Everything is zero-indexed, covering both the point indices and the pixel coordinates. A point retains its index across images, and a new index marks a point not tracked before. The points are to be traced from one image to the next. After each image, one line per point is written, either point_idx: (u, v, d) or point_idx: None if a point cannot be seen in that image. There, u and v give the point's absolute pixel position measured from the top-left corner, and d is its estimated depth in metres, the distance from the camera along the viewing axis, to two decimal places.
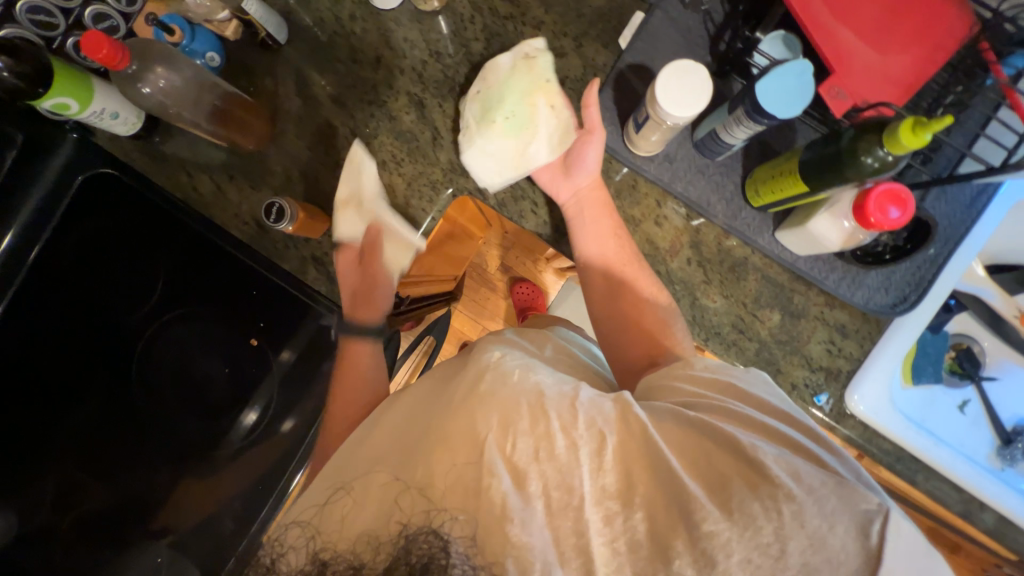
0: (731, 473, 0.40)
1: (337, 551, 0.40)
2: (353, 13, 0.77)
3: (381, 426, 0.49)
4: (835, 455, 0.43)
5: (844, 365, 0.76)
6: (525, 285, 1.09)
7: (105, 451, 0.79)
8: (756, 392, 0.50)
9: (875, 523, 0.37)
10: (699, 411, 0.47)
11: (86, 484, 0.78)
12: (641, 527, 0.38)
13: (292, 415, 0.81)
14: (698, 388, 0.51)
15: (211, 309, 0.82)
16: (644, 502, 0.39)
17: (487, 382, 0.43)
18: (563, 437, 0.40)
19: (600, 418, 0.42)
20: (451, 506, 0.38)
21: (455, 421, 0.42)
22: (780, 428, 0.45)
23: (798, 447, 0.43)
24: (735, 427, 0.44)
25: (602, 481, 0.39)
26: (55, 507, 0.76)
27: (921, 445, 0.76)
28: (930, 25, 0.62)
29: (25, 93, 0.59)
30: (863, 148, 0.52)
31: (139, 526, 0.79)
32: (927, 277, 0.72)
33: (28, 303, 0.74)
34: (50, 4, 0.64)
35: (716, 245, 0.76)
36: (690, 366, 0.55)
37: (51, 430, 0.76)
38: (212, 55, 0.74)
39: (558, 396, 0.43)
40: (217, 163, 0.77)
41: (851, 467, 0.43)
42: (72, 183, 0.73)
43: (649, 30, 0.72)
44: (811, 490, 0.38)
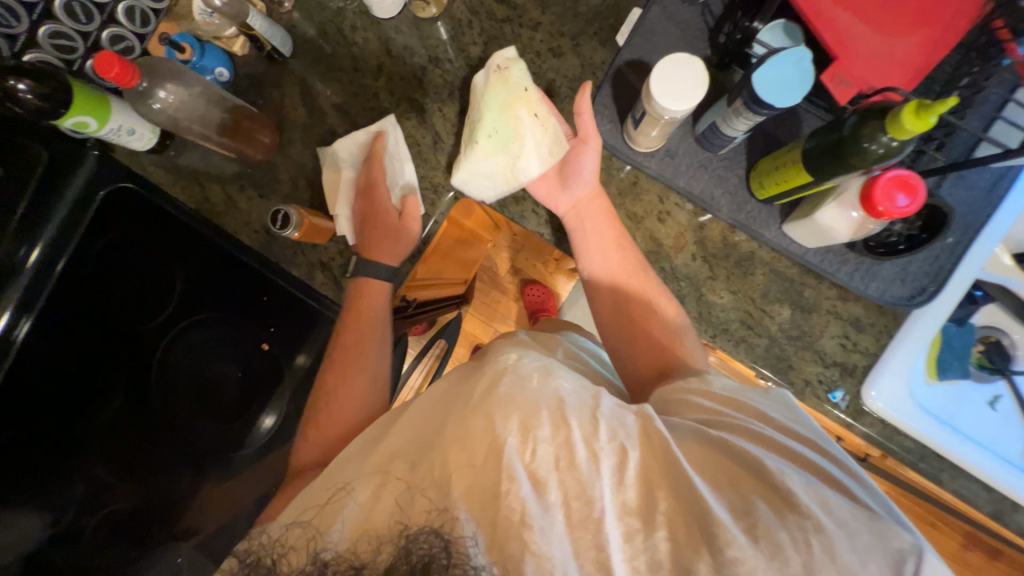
0: (757, 500, 0.39)
1: (337, 552, 0.40)
2: (354, 23, 0.79)
3: (395, 428, 0.49)
4: (862, 487, 0.43)
5: (859, 360, 0.73)
6: (537, 288, 1.08)
7: (129, 453, 0.83)
8: (778, 412, 0.50)
9: (910, 564, 0.35)
10: (720, 430, 0.46)
11: (113, 486, 0.81)
12: (663, 546, 0.37)
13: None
14: (717, 404, 0.51)
15: (226, 317, 0.88)
16: (667, 520, 0.38)
17: (506, 383, 0.43)
18: (584, 446, 0.40)
19: (621, 430, 0.42)
20: (466, 510, 0.38)
21: (472, 422, 0.41)
22: (807, 456, 0.44)
23: (823, 475, 0.42)
24: (759, 449, 0.44)
25: (623, 497, 0.39)
26: (86, 507, 0.79)
27: (949, 444, 0.71)
28: (938, 4, 0.60)
29: (48, 113, 0.62)
30: (866, 135, 0.51)
31: (165, 525, 0.84)
32: (946, 266, 0.69)
33: (54, 320, 0.72)
34: (70, 29, 0.68)
35: (721, 239, 0.74)
36: (707, 382, 0.55)
37: (76, 439, 0.77)
38: (221, 71, 0.77)
39: (579, 406, 0.42)
40: (229, 174, 0.80)
41: (882, 502, 0.42)
42: (95, 197, 0.73)
43: (646, 25, 0.71)
44: (843, 525, 0.37)
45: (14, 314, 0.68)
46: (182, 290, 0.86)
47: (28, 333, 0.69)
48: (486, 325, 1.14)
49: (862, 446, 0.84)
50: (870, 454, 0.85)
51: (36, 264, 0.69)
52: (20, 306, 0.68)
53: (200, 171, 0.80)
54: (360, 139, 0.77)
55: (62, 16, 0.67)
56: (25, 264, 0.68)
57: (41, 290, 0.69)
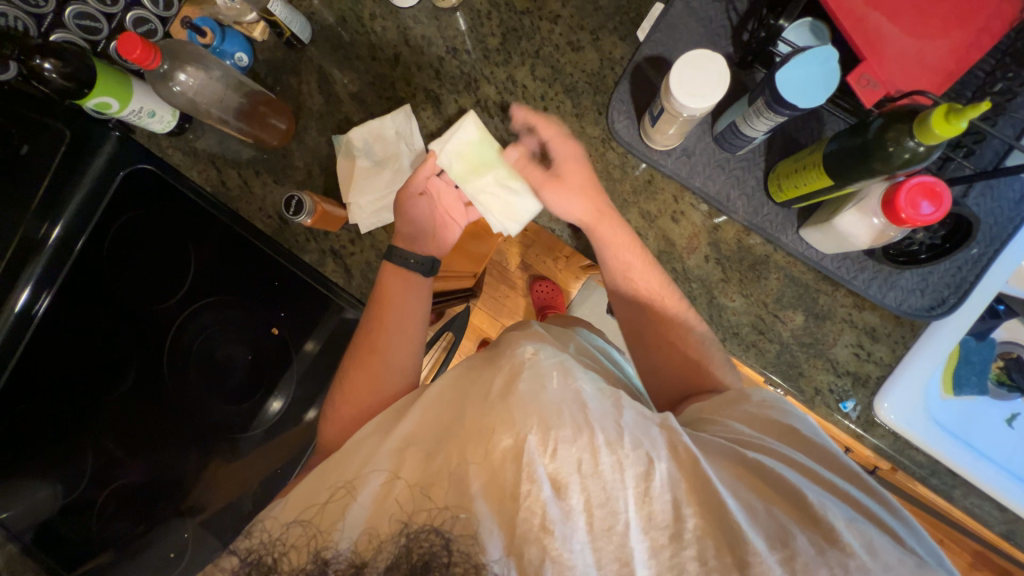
0: (795, 530, 0.38)
1: (337, 551, 0.39)
2: (372, 12, 0.79)
3: (405, 420, 0.49)
4: (900, 522, 0.42)
5: (873, 371, 0.72)
6: (546, 286, 1.07)
7: (139, 430, 0.84)
8: (811, 434, 0.49)
9: None
10: (756, 452, 0.45)
11: (123, 461, 0.83)
12: (692, 565, 0.37)
13: (315, 405, 0.84)
14: (753, 429, 0.50)
15: (236, 300, 0.85)
16: (695, 538, 0.38)
17: (525, 381, 0.44)
18: (609, 454, 0.39)
19: (648, 440, 0.42)
20: (483, 508, 0.38)
21: (491, 416, 0.42)
22: (847, 488, 0.43)
23: (859, 506, 0.42)
24: (795, 474, 0.43)
25: (648, 509, 0.38)
26: (98, 480, 0.82)
27: (961, 459, 0.70)
28: (973, 6, 0.58)
29: (72, 93, 0.64)
30: (892, 138, 0.49)
31: (172, 503, 0.84)
32: (969, 278, 0.67)
33: (71, 296, 0.77)
34: (96, 10, 0.70)
35: (736, 242, 0.73)
36: (744, 402, 0.54)
37: (94, 410, 0.81)
38: (241, 56, 0.77)
39: (602, 411, 0.43)
40: (245, 159, 0.81)
41: (921, 540, 0.41)
42: (113, 179, 0.77)
43: (668, 21, 0.70)
44: (888, 568, 0.36)
45: (34, 291, 0.73)
46: (196, 274, 0.84)
47: (47, 309, 0.74)
48: (495, 321, 1.13)
49: (872, 457, 0.83)
50: (880, 467, 0.84)
51: (56, 242, 0.73)
52: (41, 281, 0.73)
53: (218, 156, 0.82)
54: (376, 129, 0.77)
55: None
56: (47, 242, 0.73)
57: (61, 268, 0.75)
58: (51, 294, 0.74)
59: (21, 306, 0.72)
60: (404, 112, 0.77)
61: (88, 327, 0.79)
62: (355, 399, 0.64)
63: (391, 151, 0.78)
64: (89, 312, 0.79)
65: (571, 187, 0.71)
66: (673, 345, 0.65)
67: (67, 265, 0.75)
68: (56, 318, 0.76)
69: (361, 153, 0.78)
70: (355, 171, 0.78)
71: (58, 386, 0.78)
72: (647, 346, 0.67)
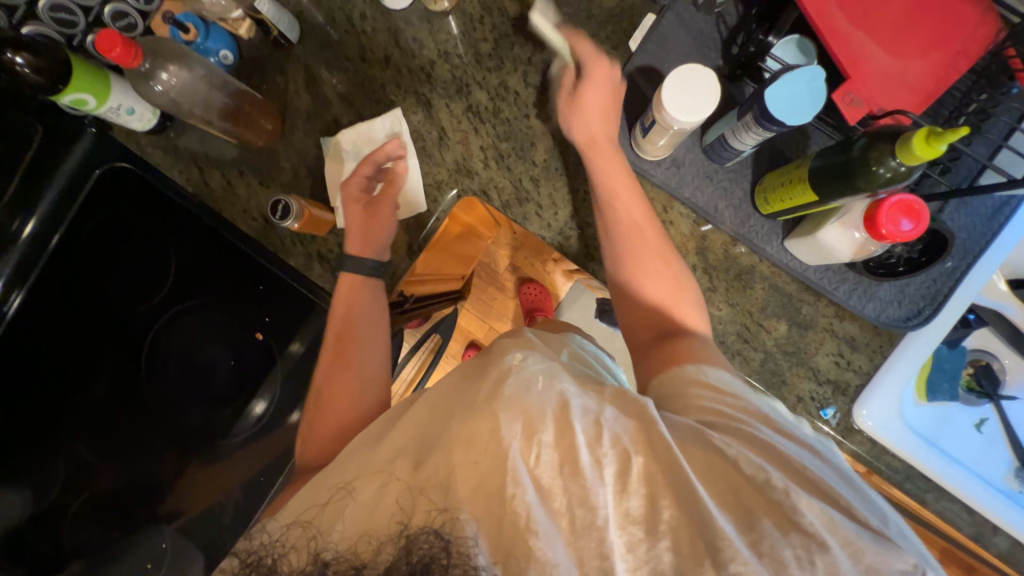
0: (762, 515, 0.39)
1: (338, 552, 0.40)
2: (363, 12, 0.77)
3: (397, 428, 0.48)
4: (855, 492, 0.42)
5: (853, 379, 0.74)
6: (531, 288, 1.03)
7: (114, 432, 0.81)
8: (771, 412, 0.49)
9: None
10: (723, 435, 0.45)
11: (94, 466, 0.79)
12: (666, 557, 0.37)
13: (299, 407, 0.81)
14: (724, 407, 0.48)
15: (218, 303, 0.83)
16: (670, 530, 0.38)
17: (511, 385, 0.43)
18: (588, 453, 0.40)
19: (625, 437, 0.41)
20: (469, 510, 0.39)
21: (475, 423, 0.41)
22: (811, 467, 0.43)
23: (819, 487, 0.41)
24: (763, 458, 0.42)
25: (626, 505, 0.39)
26: (69, 485, 0.78)
27: (932, 464, 0.73)
28: (950, 29, 0.60)
29: (47, 89, 0.61)
30: (875, 158, 0.51)
31: (147, 510, 0.81)
32: (943, 290, 0.70)
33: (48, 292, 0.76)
34: (72, 3, 0.67)
35: (723, 252, 0.74)
36: (699, 374, 0.53)
37: (64, 410, 0.78)
38: (225, 54, 0.75)
39: (584, 407, 0.42)
40: (229, 158, 0.79)
41: (869, 507, 0.42)
42: (89, 176, 0.76)
43: (660, 32, 0.71)
44: (847, 544, 0.37)
45: (5, 288, 0.74)
46: (176, 274, 0.82)
47: (16, 307, 0.75)
48: (483, 323, 1.09)
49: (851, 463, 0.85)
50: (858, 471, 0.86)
51: (29, 237, 0.75)
52: (12, 279, 0.74)
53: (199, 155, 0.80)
54: (364, 133, 0.76)
55: None
56: (20, 238, 0.74)
57: (35, 263, 0.75)
58: (22, 291, 0.75)
59: None
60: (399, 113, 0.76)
61: (72, 325, 0.78)
62: (341, 404, 0.62)
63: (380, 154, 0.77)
64: (61, 316, 0.77)
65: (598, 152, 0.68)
66: (648, 302, 0.65)
67: (41, 261, 0.76)
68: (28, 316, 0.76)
69: (352, 153, 0.76)
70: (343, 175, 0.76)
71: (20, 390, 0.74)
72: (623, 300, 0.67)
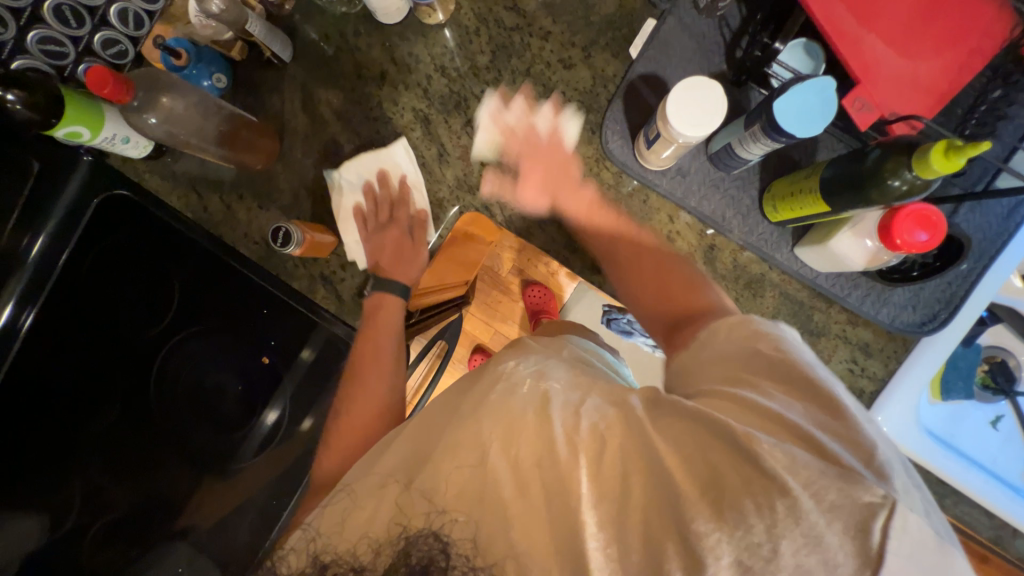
0: (724, 468, 0.34)
1: (338, 553, 0.41)
2: (357, 28, 0.76)
3: (394, 442, 0.48)
4: (842, 429, 0.35)
5: (867, 385, 0.73)
6: (538, 287, 0.82)
7: (131, 453, 0.80)
8: (787, 354, 0.41)
9: (879, 519, 0.30)
10: (700, 398, 0.40)
11: (106, 488, 0.79)
12: (633, 522, 0.35)
13: (309, 415, 0.80)
14: (720, 361, 0.44)
15: (220, 328, 0.82)
16: (638, 505, 0.35)
17: (496, 392, 0.43)
18: (562, 435, 0.38)
19: (601, 423, 0.39)
20: (451, 508, 0.39)
21: (463, 431, 0.41)
22: (794, 412, 0.36)
23: (797, 431, 0.35)
24: (735, 410, 0.37)
25: (595, 483, 0.37)
26: (88, 509, 0.77)
27: (949, 468, 0.72)
28: (963, 26, 0.58)
29: (39, 124, 0.60)
30: (891, 169, 0.49)
31: (162, 525, 0.80)
32: (959, 292, 0.68)
33: (51, 317, 0.74)
34: (61, 34, 0.63)
35: (732, 260, 0.73)
36: (714, 335, 0.47)
37: (76, 437, 0.77)
38: (219, 76, 0.73)
39: (563, 403, 0.41)
40: (227, 182, 0.79)
41: (857, 443, 0.34)
42: (88, 206, 0.75)
43: (661, 39, 0.69)
44: (809, 484, 0.32)
45: (17, 305, 0.72)
46: (182, 300, 0.81)
47: (32, 323, 0.73)
48: (488, 326, 0.87)
49: None
50: None
51: (38, 259, 0.73)
52: (22, 298, 0.72)
53: (197, 179, 0.80)
54: (386, 165, 0.75)
55: (51, 19, 0.61)
56: (27, 258, 0.72)
57: (40, 288, 0.73)
58: (35, 307, 0.73)
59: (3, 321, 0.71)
60: (401, 144, 0.74)
61: (72, 344, 0.76)
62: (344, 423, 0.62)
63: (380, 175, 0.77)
64: (63, 342, 0.75)
65: (543, 178, 0.70)
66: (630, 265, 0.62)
67: (47, 283, 0.73)
68: (41, 333, 0.74)
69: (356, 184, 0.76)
70: (366, 208, 0.76)
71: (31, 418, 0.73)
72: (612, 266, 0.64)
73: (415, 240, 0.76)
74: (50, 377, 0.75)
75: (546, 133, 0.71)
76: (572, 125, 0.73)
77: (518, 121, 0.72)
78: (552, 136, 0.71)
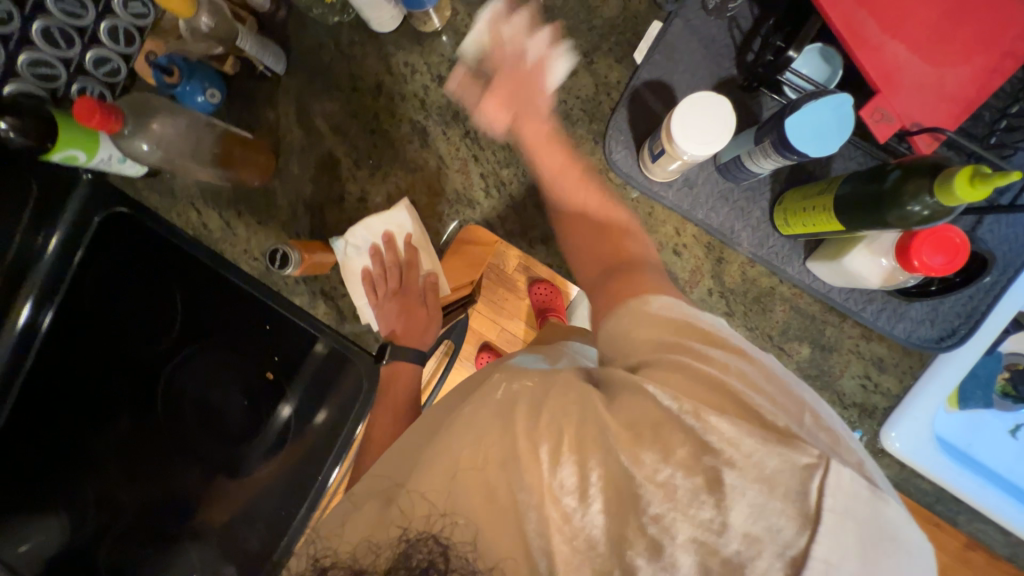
0: (676, 444, 0.33)
1: (338, 556, 0.38)
2: (351, 37, 0.73)
3: (398, 448, 0.49)
4: (773, 397, 0.36)
5: (880, 402, 0.71)
6: (544, 285, 0.78)
7: (146, 460, 0.80)
8: (719, 330, 0.42)
9: (815, 479, 0.30)
10: (647, 372, 0.38)
11: (118, 494, 0.78)
12: (598, 522, 0.33)
13: (323, 406, 0.78)
14: (657, 335, 0.41)
15: (223, 342, 0.82)
16: (601, 493, 0.33)
17: (471, 406, 0.44)
18: (524, 441, 0.36)
19: (560, 414, 0.37)
20: (452, 509, 0.37)
21: (452, 439, 0.41)
22: (736, 384, 0.36)
23: (733, 397, 0.35)
24: (681, 387, 0.36)
25: (558, 478, 0.34)
26: (100, 511, 0.77)
27: (965, 486, 0.70)
28: (993, 30, 0.54)
29: (35, 149, 0.59)
30: (911, 191, 0.46)
31: (180, 520, 0.80)
32: (981, 306, 0.65)
33: (70, 321, 0.76)
34: (51, 56, 0.61)
35: (740, 274, 0.71)
36: (649, 309, 0.44)
37: (90, 443, 0.78)
38: (213, 92, 0.71)
39: (531, 403, 0.40)
40: (227, 199, 0.78)
41: (786, 408, 0.36)
42: (89, 223, 0.75)
43: (667, 42, 0.66)
44: (749, 453, 0.31)
45: (35, 304, 0.74)
46: (186, 316, 0.80)
47: (50, 321, 0.75)
48: (494, 324, 0.82)
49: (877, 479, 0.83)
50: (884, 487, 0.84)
51: (52, 258, 0.74)
52: (39, 297, 0.74)
53: (196, 197, 0.80)
54: (392, 227, 0.74)
55: (40, 42, 0.60)
56: (42, 260, 0.74)
57: (57, 287, 0.75)
58: (51, 306, 0.75)
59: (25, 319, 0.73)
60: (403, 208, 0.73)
61: (80, 353, 0.77)
62: None
63: (378, 189, 0.75)
64: (64, 353, 0.76)
65: (499, 92, 0.63)
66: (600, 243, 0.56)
67: (60, 290, 0.75)
68: (58, 329, 0.76)
69: (360, 248, 0.75)
70: (374, 270, 0.75)
71: (45, 425, 0.74)
72: (587, 206, 0.59)
73: (427, 304, 0.75)
74: (69, 377, 0.76)
75: (534, 61, 0.64)
76: (563, 63, 0.67)
77: (512, 37, 0.63)
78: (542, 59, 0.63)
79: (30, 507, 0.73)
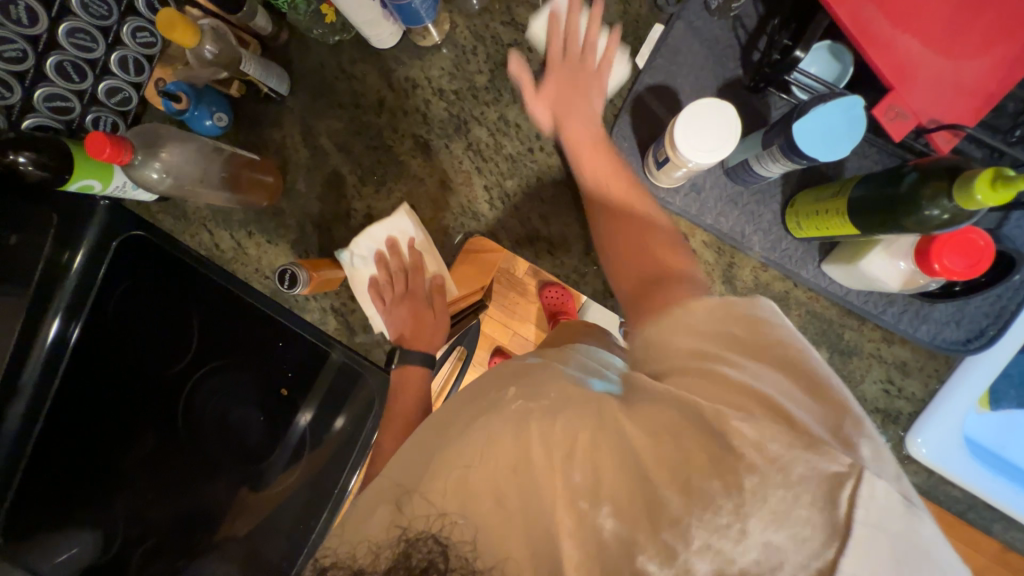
0: (693, 451, 0.32)
1: (337, 557, 0.39)
2: (352, 56, 0.74)
3: (413, 442, 0.47)
4: (810, 401, 0.33)
5: (905, 407, 0.68)
6: (556, 287, 0.76)
7: (170, 470, 0.81)
8: (769, 332, 0.38)
9: (846, 489, 0.28)
10: (677, 380, 0.36)
11: (150, 506, 0.80)
12: (608, 524, 0.32)
13: (341, 413, 0.80)
14: (698, 339, 0.39)
15: (243, 361, 0.82)
16: (613, 495, 0.33)
17: (484, 407, 0.42)
18: (540, 444, 0.36)
19: (577, 425, 0.36)
20: (452, 509, 0.36)
21: (456, 445, 0.40)
22: (777, 394, 0.33)
23: (769, 405, 0.32)
24: (710, 398, 0.33)
25: (570, 478, 0.34)
26: (133, 524, 0.79)
27: (1001, 494, 0.66)
28: (1017, 18, 0.51)
29: (53, 180, 0.61)
30: (928, 197, 0.44)
31: (206, 532, 0.81)
32: (1010, 306, 0.62)
33: (94, 334, 0.77)
34: (64, 89, 0.63)
35: (752, 278, 0.69)
36: (690, 314, 0.41)
37: (123, 462, 0.79)
38: (221, 115, 0.73)
39: (544, 414, 0.38)
40: (237, 220, 0.80)
41: (818, 411, 0.32)
42: (108, 250, 0.77)
43: (670, 46, 0.65)
44: (776, 460, 0.29)
45: (63, 321, 0.74)
46: (203, 335, 0.82)
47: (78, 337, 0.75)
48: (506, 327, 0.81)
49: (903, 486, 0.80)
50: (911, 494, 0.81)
51: (79, 272, 0.75)
52: (66, 313, 0.74)
53: (208, 219, 0.81)
54: (395, 233, 0.74)
55: (54, 77, 0.62)
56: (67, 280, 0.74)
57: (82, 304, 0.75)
58: (79, 322, 0.75)
59: (52, 335, 0.74)
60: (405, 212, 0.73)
61: (102, 372, 0.78)
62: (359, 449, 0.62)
63: (384, 204, 0.76)
64: (86, 369, 0.76)
65: (554, 88, 0.63)
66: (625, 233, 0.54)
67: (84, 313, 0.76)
68: (84, 348, 0.76)
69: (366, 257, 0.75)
70: (381, 279, 0.75)
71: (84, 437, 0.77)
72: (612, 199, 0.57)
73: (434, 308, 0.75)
74: (90, 396, 0.77)
75: (595, 58, 0.64)
76: (620, 69, 0.67)
77: (572, 33, 0.64)
78: (606, 54, 0.62)
79: (61, 520, 0.76)
